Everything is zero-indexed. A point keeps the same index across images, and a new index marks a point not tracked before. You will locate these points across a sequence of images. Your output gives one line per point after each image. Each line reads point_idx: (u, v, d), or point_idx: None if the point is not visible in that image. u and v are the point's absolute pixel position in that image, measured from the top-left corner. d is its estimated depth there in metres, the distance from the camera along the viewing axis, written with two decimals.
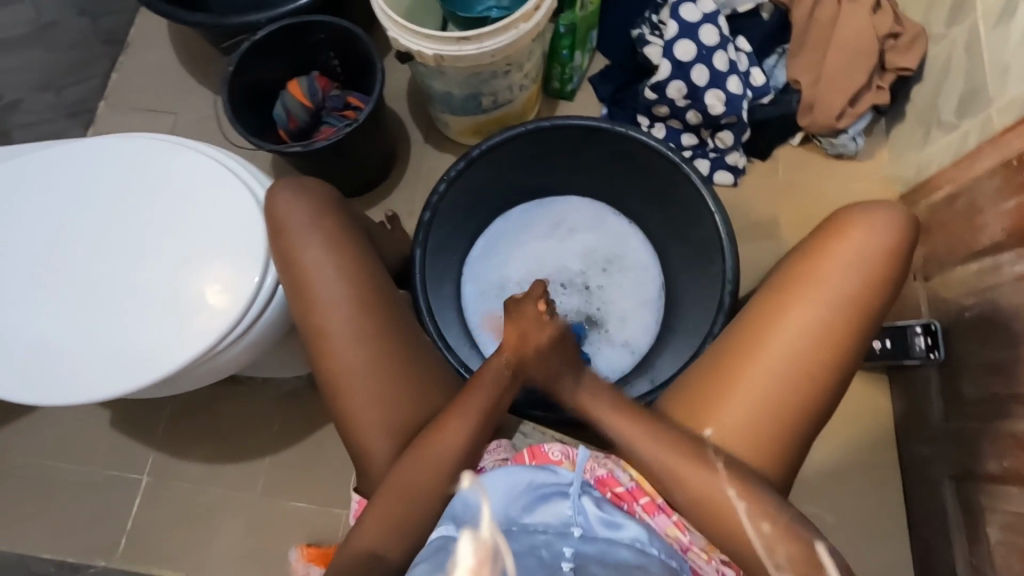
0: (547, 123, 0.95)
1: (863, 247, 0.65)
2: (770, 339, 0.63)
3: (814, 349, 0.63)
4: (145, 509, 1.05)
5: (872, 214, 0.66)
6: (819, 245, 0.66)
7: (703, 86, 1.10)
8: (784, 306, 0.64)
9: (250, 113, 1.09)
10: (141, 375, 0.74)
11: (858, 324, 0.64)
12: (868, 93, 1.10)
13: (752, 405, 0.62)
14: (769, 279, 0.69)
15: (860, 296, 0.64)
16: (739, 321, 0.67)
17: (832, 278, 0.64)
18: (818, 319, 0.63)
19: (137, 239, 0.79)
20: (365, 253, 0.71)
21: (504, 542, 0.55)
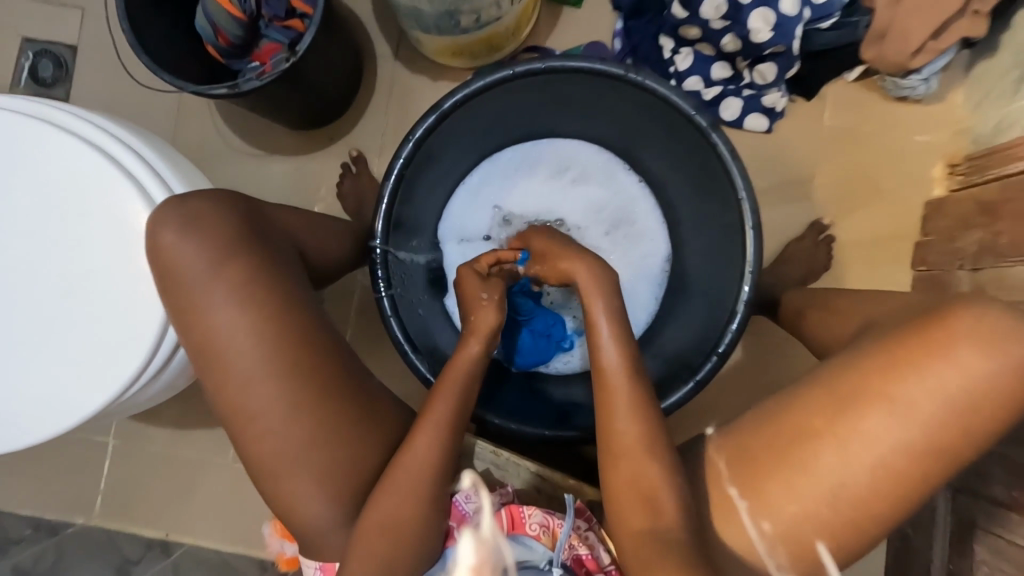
0: (541, 65, 0.79)
1: (976, 367, 0.50)
2: (823, 458, 0.52)
3: (872, 477, 0.51)
4: (118, 470, 1.03)
5: (1000, 325, 0.50)
6: (913, 351, 0.52)
7: (748, 5, 0.85)
8: (849, 419, 0.52)
9: (164, 25, 0.85)
10: (51, 420, 0.63)
11: (930, 460, 0.51)
12: (961, 21, 0.84)
13: (788, 525, 0.53)
14: (822, 366, 0.57)
15: (954, 427, 0.51)
16: (784, 424, 0.55)
17: (920, 400, 0.51)
18: (890, 445, 0.51)
19: (18, 250, 0.64)
20: (291, 287, 0.57)
21: (503, 561, 0.52)
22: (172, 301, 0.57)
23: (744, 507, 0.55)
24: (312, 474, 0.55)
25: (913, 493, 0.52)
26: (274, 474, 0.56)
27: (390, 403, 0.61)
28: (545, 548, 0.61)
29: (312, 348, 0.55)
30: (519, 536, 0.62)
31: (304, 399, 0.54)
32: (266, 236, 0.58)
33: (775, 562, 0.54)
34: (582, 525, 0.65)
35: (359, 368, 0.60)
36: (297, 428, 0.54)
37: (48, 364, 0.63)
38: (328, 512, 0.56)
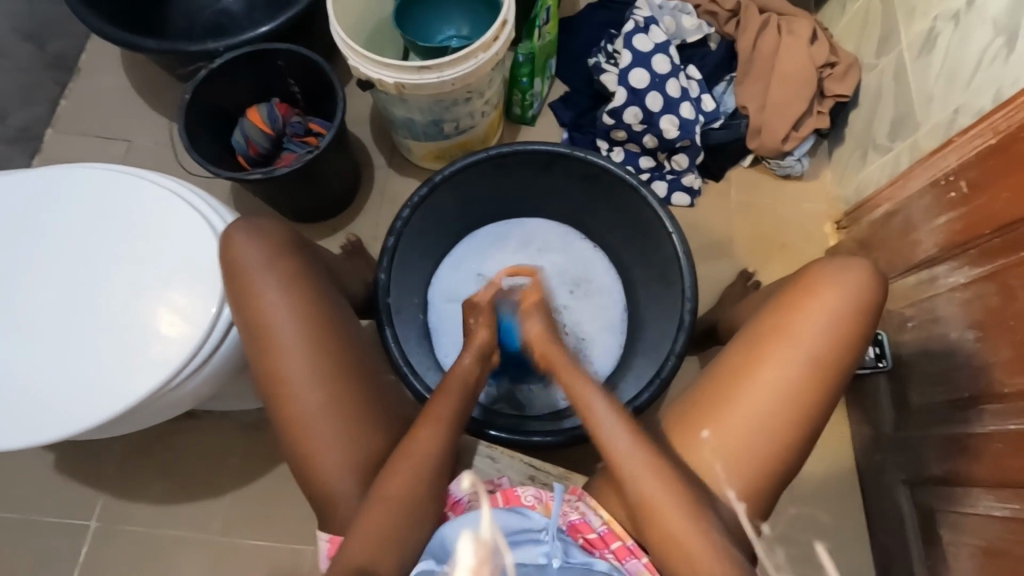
0: (508, 150, 0.97)
1: (834, 301, 0.67)
2: (746, 387, 0.66)
3: (792, 398, 0.65)
4: (92, 557, 0.99)
5: (844, 271, 0.69)
6: (792, 299, 0.69)
7: (657, 112, 1.15)
8: (757, 355, 0.67)
9: (206, 140, 1.07)
10: (94, 411, 0.70)
11: (829, 378, 0.66)
12: (809, 118, 1.17)
13: (729, 443, 0.65)
14: (744, 327, 0.72)
15: (832, 347, 0.66)
16: (713, 371, 0.70)
17: (804, 331, 0.67)
18: (790, 368, 0.66)
19: (90, 270, 0.77)
20: (322, 288, 0.72)
21: (499, 545, 0.59)
22: (227, 294, 0.70)
23: (703, 432, 0.66)
24: (331, 451, 0.65)
25: (824, 408, 0.66)
26: (301, 441, 0.65)
27: (391, 398, 0.70)
28: (541, 516, 0.65)
29: (340, 336, 0.69)
30: (514, 508, 0.65)
31: (329, 384, 0.66)
32: (303, 253, 0.75)
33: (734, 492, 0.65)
34: (574, 496, 0.68)
35: (369, 366, 0.70)
36: (319, 398, 0.66)
37: (98, 362, 0.72)
38: (342, 478, 0.64)
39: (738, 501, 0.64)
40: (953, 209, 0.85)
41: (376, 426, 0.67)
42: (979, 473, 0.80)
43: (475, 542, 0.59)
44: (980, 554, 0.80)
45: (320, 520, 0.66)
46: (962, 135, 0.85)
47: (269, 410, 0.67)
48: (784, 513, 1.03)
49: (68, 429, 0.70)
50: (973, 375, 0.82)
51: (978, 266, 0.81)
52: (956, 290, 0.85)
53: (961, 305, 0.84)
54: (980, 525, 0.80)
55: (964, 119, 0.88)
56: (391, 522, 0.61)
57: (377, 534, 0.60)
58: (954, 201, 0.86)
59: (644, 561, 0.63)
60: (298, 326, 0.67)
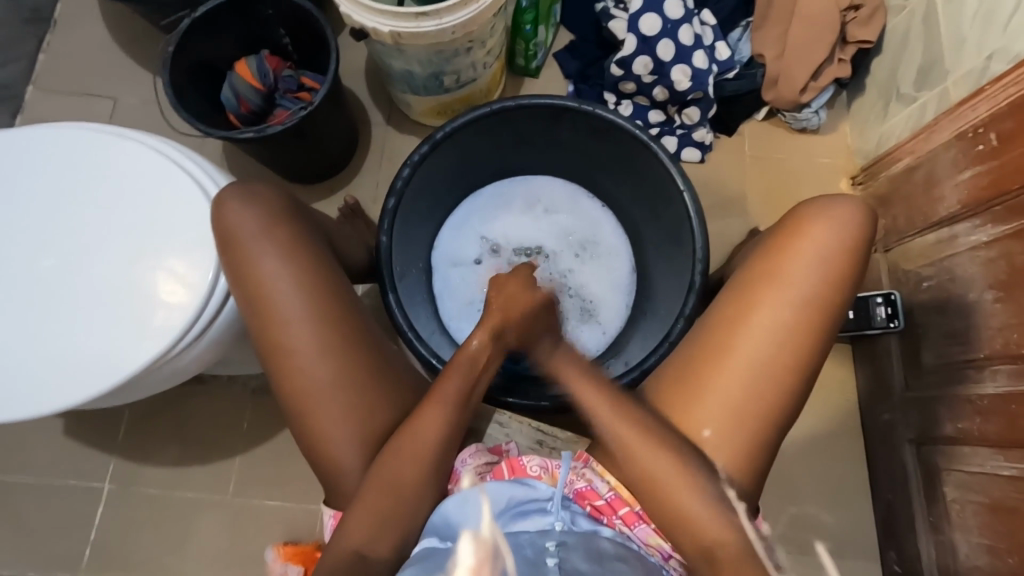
0: (512, 102, 0.92)
1: (826, 237, 0.66)
2: (740, 335, 0.64)
3: (786, 344, 0.63)
4: (108, 517, 1.02)
5: (833, 206, 0.67)
6: (783, 241, 0.67)
7: (669, 62, 1.09)
8: (751, 302, 0.65)
9: (195, 98, 1.02)
10: (94, 382, 0.69)
11: (823, 321, 0.64)
12: (830, 67, 1.10)
13: (727, 391, 0.63)
14: (736, 274, 0.70)
15: (826, 285, 0.65)
16: (708, 322, 0.68)
17: (796, 271, 0.65)
18: (784, 310, 0.64)
19: (78, 238, 0.74)
20: (327, 262, 0.69)
21: (499, 547, 0.58)
22: (224, 264, 0.68)
23: (705, 430, 0.63)
24: (342, 423, 0.64)
25: (817, 356, 0.65)
26: (311, 416, 0.65)
27: (397, 365, 0.69)
28: (547, 486, 0.65)
29: (345, 309, 0.67)
30: (521, 479, 0.65)
31: (336, 356, 0.65)
32: (304, 223, 0.72)
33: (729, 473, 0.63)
34: (580, 463, 0.68)
35: (375, 332, 0.69)
36: (326, 372, 0.64)
37: (95, 332, 0.71)
38: (354, 448, 0.64)
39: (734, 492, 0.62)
40: (980, 164, 0.82)
41: (385, 395, 0.66)
42: (989, 432, 0.80)
43: (475, 543, 0.59)
44: (985, 511, 0.81)
45: (329, 488, 0.66)
46: (994, 83, 0.80)
47: (273, 380, 0.66)
48: (785, 472, 1.04)
49: (69, 399, 0.68)
50: (989, 336, 0.81)
51: (1002, 224, 0.78)
52: (978, 249, 0.82)
53: (981, 265, 0.82)
54: (985, 483, 0.81)
55: (998, 66, 0.83)
56: (407, 486, 0.62)
57: (393, 498, 0.62)
58: (981, 154, 0.82)
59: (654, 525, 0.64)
60: (301, 295, 0.65)
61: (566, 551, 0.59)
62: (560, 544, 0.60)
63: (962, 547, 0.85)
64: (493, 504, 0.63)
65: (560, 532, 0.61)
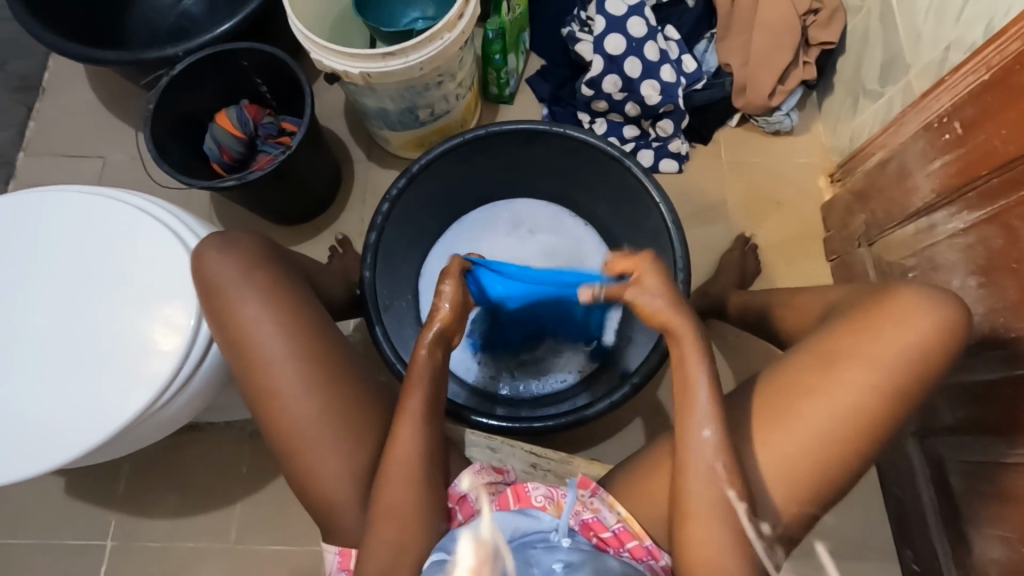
0: (482, 131, 0.94)
1: (920, 326, 0.62)
2: (804, 401, 0.62)
3: (850, 425, 0.60)
4: (111, 575, 1.01)
5: (941, 297, 0.63)
6: (871, 318, 0.63)
7: (637, 78, 1.11)
8: (826, 373, 0.62)
9: (177, 150, 1.05)
10: (81, 439, 0.69)
11: (896, 412, 0.61)
12: (795, 70, 1.12)
13: (769, 451, 0.62)
14: (813, 337, 0.66)
15: (910, 378, 0.61)
16: (769, 378, 0.65)
17: (883, 354, 0.61)
18: (861, 392, 0.61)
19: (61, 297, 0.75)
20: (307, 300, 0.70)
21: (499, 549, 0.60)
22: (206, 312, 0.69)
23: (706, 430, 0.61)
24: (332, 462, 0.64)
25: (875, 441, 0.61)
26: (301, 456, 0.65)
27: (384, 398, 0.70)
28: (552, 516, 0.64)
29: (329, 345, 0.68)
30: (525, 509, 0.65)
31: (322, 392, 0.65)
32: (283, 263, 0.73)
33: (734, 489, 0.60)
34: (588, 492, 0.67)
35: (358, 366, 0.70)
36: (312, 409, 0.65)
37: (81, 389, 0.71)
38: (344, 485, 0.64)
39: (739, 500, 0.60)
40: (949, 152, 0.82)
41: (373, 428, 0.67)
42: (990, 419, 0.79)
43: (475, 543, 0.60)
44: (996, 501, 0.79)
45: (325, 528, 0.66)
46: (953, 73, 0.82)
47: (262, 424, 0.66)
48: None
49: (60, 457, 0.69)
50: (978, 322, 0.80)
51: (977, 210, 0.79)
52: (957, 237, 0.83)
53: (962, 252, 0.82)
54: (993, 472, 0.80)
55: (955, 56, 0.84)
56: (402, 520, 0.62)
57: (389, 532, 0.61)
58: (948, 143, 0.82)
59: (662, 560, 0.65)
60: (283, 335, 0.66)
61: (572, 571, 0.58)
62: (567, 565, 0.59)
63: (977, 540, 0.83)
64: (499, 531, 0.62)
65: (567, 554, 0.60)
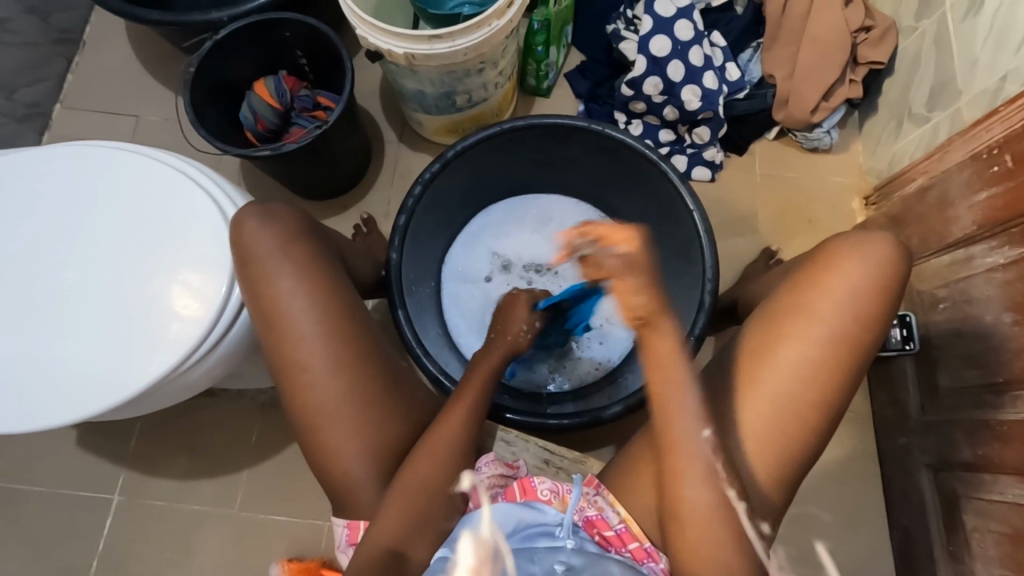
0: (521, 122, 0.93)
1: (857, 273, 0.64)
2: (766, 369, 0.63)
3: (810, 383, 0.62)
4: (116, 528, 1.02)
5: (869, 242, 0.65)
6: (811, 274, 0.66)
7: (679, 82, 1.10)
8: (777, 335, 0.64)
9: (214, 115, 1.05)
10: (107, 395, 0.70)
11: (850, 361, 0.63)
12: (841, 87, 1.10)
13: (746, 424, 0.63)
14: (762, 304, 0.68)
15: (856, 326, 0.63)
16: (731, 352, 0.67)
17: (825, 307, 0.63)
18: (812, 347, 0.63)
19: (96, 251, 0.76)
20: (342, 282, 0.70)
21: (499, 548, 0.59)
22: (240, 283, 0.69)
23: (706, 429, 0.61)
24: (352, 445, 0.64)
25: (839, 395, 0.63)
26: (325, 436, 0.65)
27: (404, 382, 0.70)
28: (557, 511, 0.64)
29: (362, 330, 0.68)
30: (531, 502, 0.65)
31: (351, 375, 0.65)
32: (318, 240, 0.73)
33: (733, 489, 0.60)
34: (592, 490, 0.67)
35: (383, 348, 0.69)
36: (339, 391, 0.65)
37: (109, 344, 0.72)
38: (361, 467, 0.64)
39: (738, 499, 0.60)
40: (996, 184, 0.80)
41: (394, 411, 0.67)
42: (1009, 459, 0.78)
43: (475, 543, 0.59)
44: (1007, 541, 0.78)
45: (338, 507, 0.66)
46: (1008, 104, 0.80)
47: (285, 396, 0.66)
48: (793, 514, 1.01)
49: (84, 411, 0.69)
50: (1007, 360, 0.79)
51: (1020, 246, 0.77)
52: (994, 272, 0.81)
53: (999, 287, 0.80)
54: (1006, 512, 0.79)
55: (1012, 86, 0.82)
56: (416, 500, 0.62)
57: (400, 514, 0.62)
58: (996, 175, 0.81)
59: (661, 564, 0.64)
60: (318, 315, 0.66)
61: (573, 573, 0.58)
62: (568, 568, 0.59)
63: None
64: (499, 527, 0.62)
65: (570, 554, 0.60)
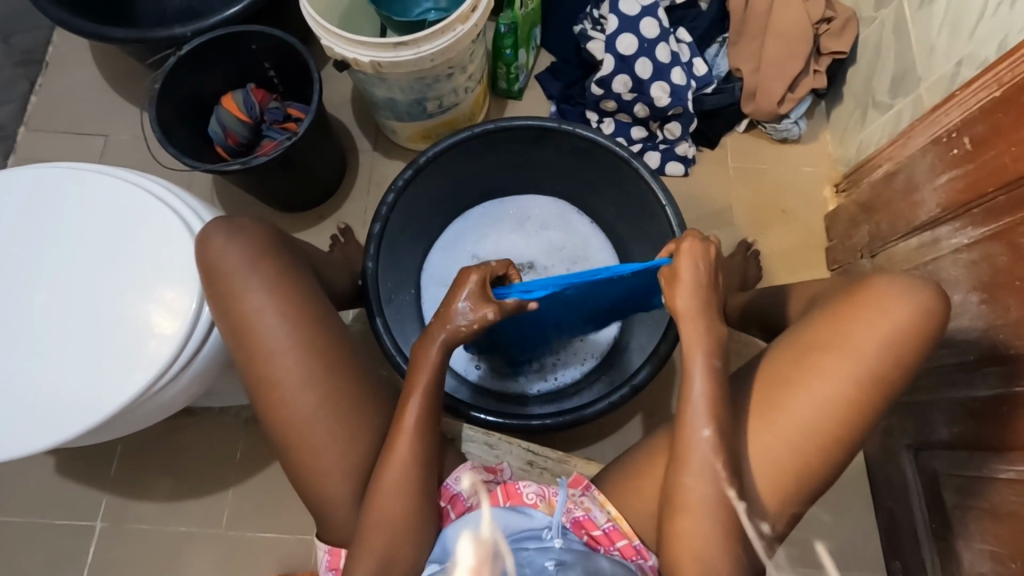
0: (492, 125, 0.93)
1: (896, 316, 0.61)
2: (789, 399, 0.62)
3: (834, 418, 0.61)
4: (100, 555, 1.00)
5: (910, 283, 0.62)
6: (847, 309, 0.63)
7: (648, 79, 1.11)
8: (805, 367, 0.62)
9: (182, 131, 1.04)
10: (78, 420, 0.69)
11: (878, 401, 0.61)
12: (806, 78, 1.12)
13: (761, 451, 0.62)
14: (790, 333, 0.66)
15: (889, 367, 0.61)
16: (754, 378, 0.65)
17: (859, 345, 0.61)
18: (841, 385, 0.61)
19: (62, 274, 0.74)
20: (314, 293, 0.70)
21: (499, 548, 0.60)
22: (211, 301, 0.68)
23: (706, 429, 0.60)
24: (331, 457, 0.64)
25: (860, 435, 0.62)
26: (302, 450, 0.64)
27: (383, 393, 0.69)
28: (544, 514, 0.65)
29: (336, 340, 0.68)
30: (517, 506, 0.65)
31: (326, 387, 0.65)
32: (288, 252, 0.72)
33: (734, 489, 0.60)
34: (579, 490, 0.67)
35: (360, 359, 0.69)
36: (314, 403, 0.64)
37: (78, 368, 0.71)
38: (342, 480, 0.64)
39: (738, 499, 0.60)
40: (957, 167, 0.82)
41: (372, 420, 0.66)
42: (984, 435, 0.79)
43: (475, 542, 0.60)
44: (987, 516, 0.80)
45: (321, 522, 0.66)
46: (965, 87, 0.82)
47: (261, 412, 0.66)
48: None
49: (55, 437, 0.68)
50: (977, 339, 0.81)
51: (982, 226, 0.79)
52: (960, 252, 0.83)
53: (965, 267, 0.82)
54: (985, 488, 0.80)
55: (967, 71, 0.84)
56: (400, 509, 0.62)
57: (380, 523, 0.61)
58: (956, 158, 0.82)
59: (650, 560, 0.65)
60: (289, 327, 0.66)
61: (564, 569, 0.59)
62: (559, 564, 0.59)
63: (966, 554, 0.84)
64: (498, 526, 0.63)
65: (560, 552, 0.60)
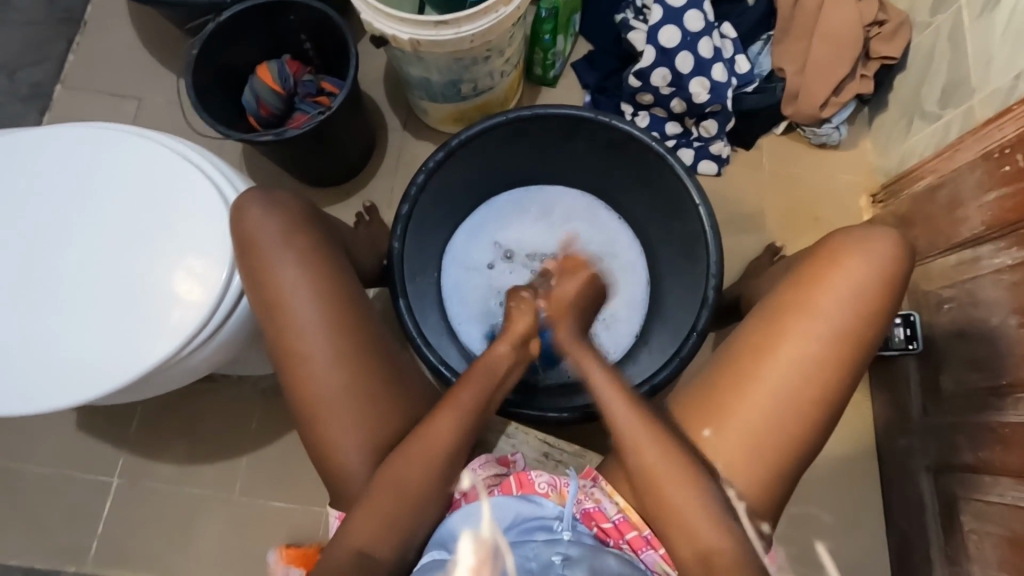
0: (527, 112, 0.92)
1: (858, 271, 0.64)
2: (766, 364, 0.63)
3: (810, 378, 0.62)
4: (116, 511, 1.03)
5: (869, 238, 0.65)
6: (813, 270, 0.65)
7: (687, 74, 1.08)
8: (778, 330, 0.64)
9: (216, 99, 1.04)
10: (106, 379, 0.70)
11: (850, 358, 0.63)
12: (852, 82, 1.09)
13: (743, 419, 0.62)
14: (763, 301, 0.68)
15: (856, 323, 0.63)
16: (730, 348, 0.66)
17: (826, 303, 0.63)
18: (812, 343, 0.63)
19: (95, 234, 0.75)
20: (345, 273, 0.70)
21: (499, 547, 0.60)
22: (242, 271, 0.69)
23: (706, 430, 0.63)
24: (352, 436, 0.64)
25: (839, 399, 0.63)
26: (323, 426, 0.65)
27: (404, 375, 0.69)
28: (554, 504, 0.64)
29: (364, 320, 0.68)
30: (528, 495, 0.65)
31: (352, 366, 0.65)
32: (322, 229, 0.73)
33: (735, 490, 0.62)
34: (589, 482, 0.68)
35: (385, 340, 0.69)
36: (340, 381, 0.65)
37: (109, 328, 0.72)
38: (360, 458, 0.64)
39: (739, 499, 0.61)
40: (1006, 185, 0.79)
41: (393, 401, 0.66)
42: (1009, 462, 0.77)
43: (475, 542, 0.60)
44: (1005, 543, 0.78)
45: (336, 497, 0.66)
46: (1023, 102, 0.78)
47: (284, 384, 0.66)
48: (791, 513, 1.01)
49: (83, 394, 0.69)
50: (1012, 364, 0.79)
51: None
52: (1002, 273, 0.80)
53: (1005, 289, 0.80)
54: (1005, 514, 0.79)
55: None
56: (415, 490, 0.62)
57: (394, 502, 0.62)
58: (1007, 175, 0.79)
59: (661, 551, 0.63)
60: (318, 304, 0.66)
61: (570, 565, 0.58)
62: (566, 559, 0.59)
63: None
64: (499, 521, 0.63)
65: (567, 546, 0.60)
